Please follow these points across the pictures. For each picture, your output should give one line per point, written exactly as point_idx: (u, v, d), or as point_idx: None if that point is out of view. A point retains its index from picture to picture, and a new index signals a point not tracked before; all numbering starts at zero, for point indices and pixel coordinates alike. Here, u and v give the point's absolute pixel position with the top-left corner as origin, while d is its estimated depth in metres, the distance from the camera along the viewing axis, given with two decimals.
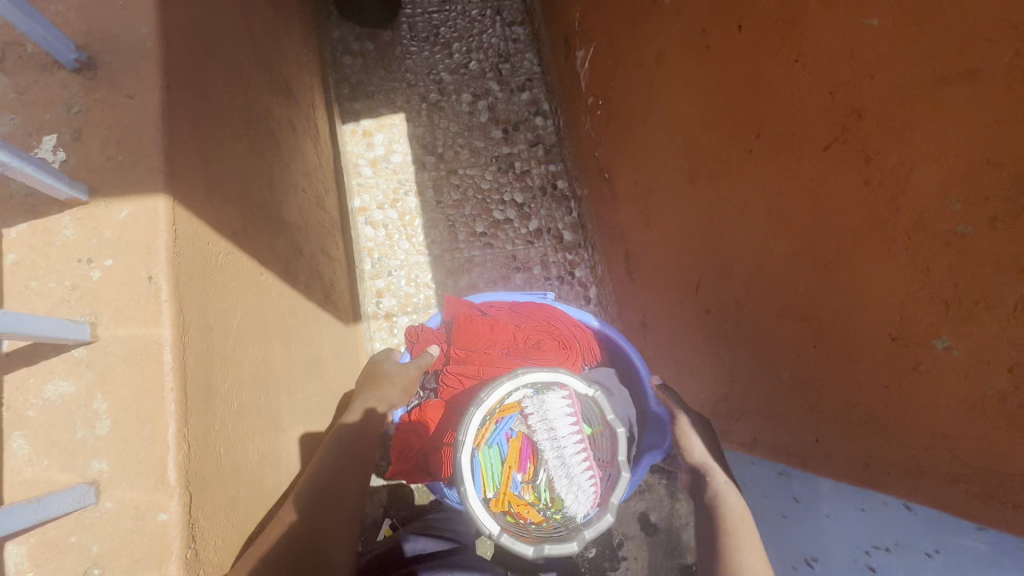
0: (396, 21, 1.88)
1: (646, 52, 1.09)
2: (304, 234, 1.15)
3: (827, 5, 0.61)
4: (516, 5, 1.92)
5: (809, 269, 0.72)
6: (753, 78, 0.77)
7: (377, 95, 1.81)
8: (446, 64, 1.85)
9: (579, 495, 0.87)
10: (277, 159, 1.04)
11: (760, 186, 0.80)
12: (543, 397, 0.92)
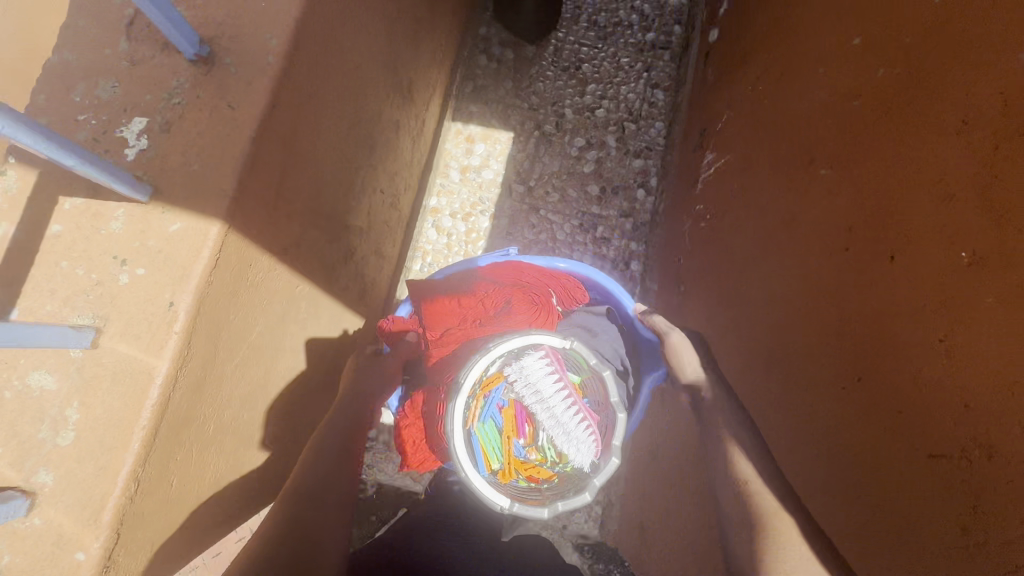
0: (544, 41, 1.82)
1: (772, 201, 1.01)
2: (364, 236, 1.13)
3: (1014, 326, 0.52)
4: (668, 68, 1.81)
5: (866, 534, 0.67)
6: (876, 317, 0.69)
7: (495, 106, 1.77)
8: (574, 101, 1.78)
9: (581, 447, 0.95)
10: (367, 163, 1.02)
11: (841, 422, 0.73)
12: (519, 364, 1.00)
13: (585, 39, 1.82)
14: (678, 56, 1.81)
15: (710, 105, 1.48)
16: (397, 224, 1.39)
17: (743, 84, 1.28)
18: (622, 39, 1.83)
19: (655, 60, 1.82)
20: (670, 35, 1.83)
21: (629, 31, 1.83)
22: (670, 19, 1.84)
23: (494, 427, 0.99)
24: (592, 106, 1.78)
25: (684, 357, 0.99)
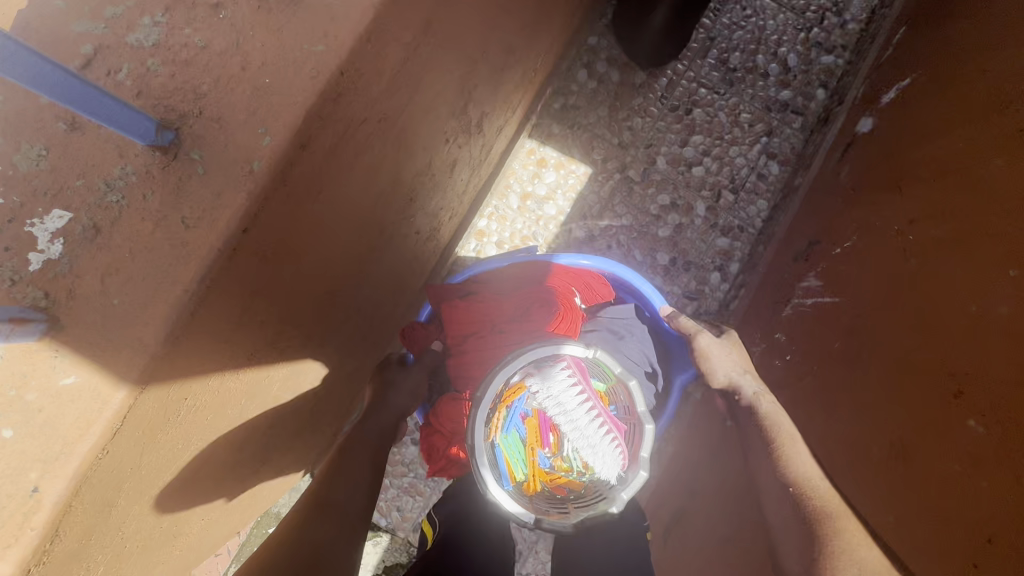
0: (659, 70, 1.55)
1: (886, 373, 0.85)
2: (373, 277, 0.99)
3: None
4: (794, 138, 1.53)
5: None
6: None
7: (581, 132, 1.54)
8: (672, 149, 1.54)
9: (606, 462, 0.93)
10: (389, 203, 0.86)
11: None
12: (542, 373, 0.98)
13: (706, 79, 1.55)
14: (811, 128, 1.52)
15: (828, 214, 1.23)
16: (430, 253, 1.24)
17: (878, 214, 1.04)
18: (750, 91, 1.55)
19: (781, 125, 1.53)
20: (809, 100, 1.54)
21: (762, 83, 1.55)
22: (815, 80, 1.54)
23: (520, 438, 0.99)
24: (690, 161, 1.53)
25: (729, 358, 1.03)
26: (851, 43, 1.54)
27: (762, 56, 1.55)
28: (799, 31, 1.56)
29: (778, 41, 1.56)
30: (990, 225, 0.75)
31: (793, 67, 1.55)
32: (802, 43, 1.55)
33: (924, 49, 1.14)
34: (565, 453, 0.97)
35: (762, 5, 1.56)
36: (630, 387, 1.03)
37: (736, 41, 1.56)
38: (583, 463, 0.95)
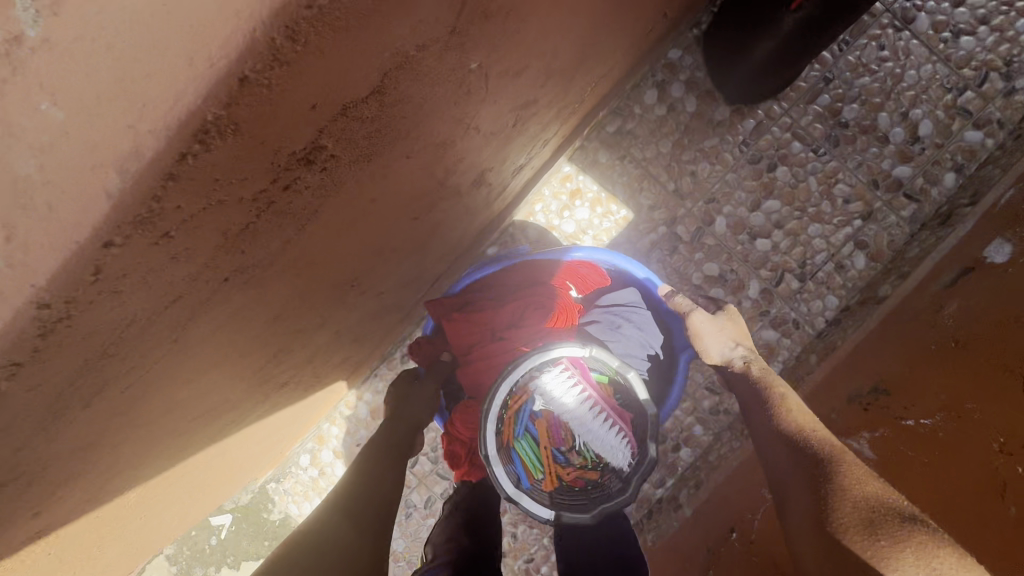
0: (748, 109, 1.24)
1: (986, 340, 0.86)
2: (292, 323, 0.82)
3: None
4: (898, 230, 1.22)
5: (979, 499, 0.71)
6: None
7: (632, 167, 1.27)
8: (737, 210, 1.25)
9: (616, 449, 0.98)
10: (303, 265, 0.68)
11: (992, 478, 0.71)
12: (547, 377, 1.01)
13: (805, 131, 1.24)
14: (921, 221, 1.21)
15: (909, 356, 0.97)
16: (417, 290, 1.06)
17: (978, 399, 0.78)
18: (857, 156, 1.23)
19: (883, 209, 1.23)
20: (930, 185, 1.21)
21: (876, 150, 1.22)
22: (947, 160, 1.20)
23: (533, 440, 1.04)
24: (755, 231, 1.25)
25: (724, 333, 1.02)
26: (1010, 122, 1.18)
27: (885, 113, 1.22)
28: (946, 91, 1.20)
29: (913, 99, 1.21)
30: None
31: (924, 137, 1.21)
32: (944, 108, 1.20)
33: None
34: (579, 446, 1.02)
35: (907, 46, 1.21)
36: (630, 379, 0.97)
37: (857, 90, 1.22)
38: (596, 453, 1.01)
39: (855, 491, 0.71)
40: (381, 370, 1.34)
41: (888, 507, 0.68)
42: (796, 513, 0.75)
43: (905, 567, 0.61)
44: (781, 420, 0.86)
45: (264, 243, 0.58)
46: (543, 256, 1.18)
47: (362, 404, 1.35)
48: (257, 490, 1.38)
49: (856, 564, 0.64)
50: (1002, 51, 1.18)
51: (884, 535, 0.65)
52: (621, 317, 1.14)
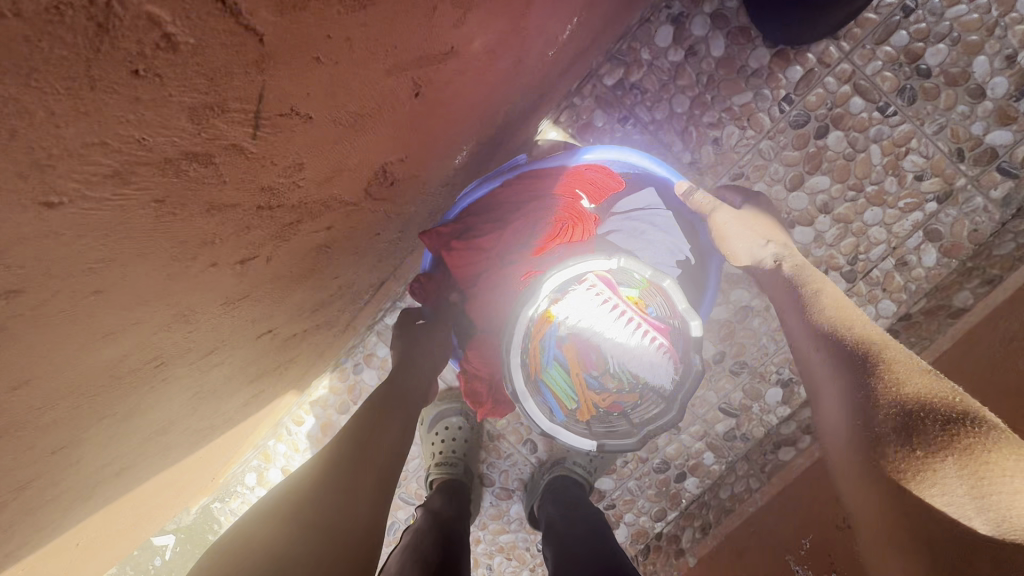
0: (796, 52, 0.93)
1: None
2: (192, 411, 0.58)
3: None
4: (983, 217, 0.93)
5: None
6: None
7: (636, 131, 0.98)
8: (772, 189, 0.97)
9: (658, 364, 0.73)
10: (153, 372, 0.42)
11: None
12: (570, 297, 0.72)
13: (871, 82, 0.92)
14: (1018, 205, 0.92)
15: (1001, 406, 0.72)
16: (349, 302, 0.82)
17: None
18: (939, 117, 0.92)
19: (967, 188, 0.93)
20: None
21: (965, 108, 0.91)
22: None
23: (561, 363, 0.78)
24: (794, 217, 0.97)
25: (749, 230, 0.81)
26: None
27: (984, 56, 0.90)
28: None
29: None
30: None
31: None
32: None
33: None
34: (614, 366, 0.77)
35: None
36: (669, 288, 0.69)
37: (948, 25, 0.90)
38: (634, 373, 0.75)
39: (894, 391, 0.48)
40: (330, 382, 1.12)
41: (938, 404, 0.46)
42: (833, 428, 0.54)
43: (945, 479, 0.40)
44: (819, 320, 0.62)
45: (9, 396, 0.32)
46: (541, 166, 0.81)
47: (310, 419, 1.14)
48: (199, 511, 1.21)
49: (885, 488, 0.44)
50: None
51: (916, 438, 0.43)
52: (646, 221, 0.87)
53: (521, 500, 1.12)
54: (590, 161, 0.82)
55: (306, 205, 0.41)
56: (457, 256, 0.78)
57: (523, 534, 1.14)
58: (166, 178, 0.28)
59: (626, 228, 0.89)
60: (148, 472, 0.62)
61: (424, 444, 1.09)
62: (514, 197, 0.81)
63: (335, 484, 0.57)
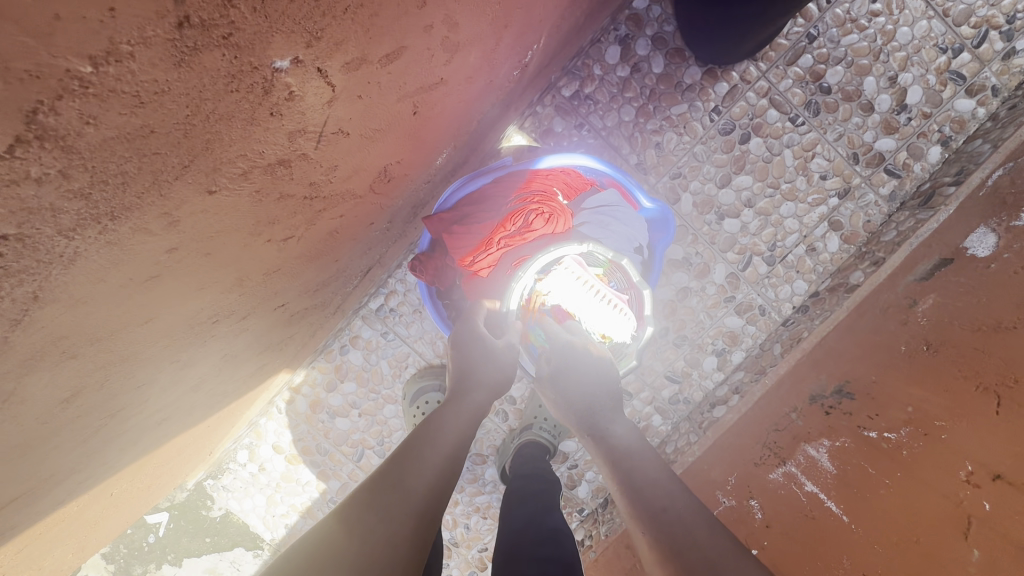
0: (722, 71, 1.10)
1: (997, 290, 0.78)
2: (217, 373, 0.69)
3: None
4: (872, 210, 1.13)
5: (953, 480, 0.68)
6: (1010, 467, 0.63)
7: (590, 136, 1.12)
8: (706, 186, 1.14)
9: (618, 328, 0.84)
10: (211, 333, 0.53)
11: (962, 452, 0.69)
12: (550, 277, 0.86)
13: (783, 97, 1.10)
14: (901, 199, 1.12)
15: (874, 357, 0.89)
16: (342, 285, 0.93)
17: (947, 417, 0.73)
18: (838, 127, 1.11)
19: (861, 186, 1.13)
20: (914, 159, 1.11)
21: (858, 120, 1.11)
22: (934, 132, 1.10)
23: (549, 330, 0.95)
24: (724, 210, 1.14)
25: (569, 391, 0.75)
26: (1007, 87, 1.07)
27: (872, 77, 1.09)
28: (940, 52, 1.07)
29: (904, 61, 1.08)
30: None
31: (911, 105, 1.10)
32: (935, 72, 1.08)
33: None
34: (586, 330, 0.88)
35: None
36: (624, 266, 0.85)
37: (843, 50, 1.08)
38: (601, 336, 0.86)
39: None
40: (318, 363, 1.22)
41: None
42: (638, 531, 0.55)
43: None
44: (637, 462, 0.62)
45: (147, 354, 0.44)
46: (527, 165, 0.82)
47: (299, 398, 1.24)
48: (193, 488, 1.29)
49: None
50: (1006, 4, 1.04)
51: (661, 494, 0.57)
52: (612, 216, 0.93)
53: (495, 464, 1.26)
54: (564, 164, 0.84)
55: (328, 199, 0.51)
56: (458, 243, 0.85)
57: (496, 495, 1.27)
58: (268, 176, 0.39)
59: (592, 221, 0.94)
60: (177, 427, 0.72)
61: (407, 415, 1.18)
62: (506, 189, 0.85)
63: (417, 470, 0.61)
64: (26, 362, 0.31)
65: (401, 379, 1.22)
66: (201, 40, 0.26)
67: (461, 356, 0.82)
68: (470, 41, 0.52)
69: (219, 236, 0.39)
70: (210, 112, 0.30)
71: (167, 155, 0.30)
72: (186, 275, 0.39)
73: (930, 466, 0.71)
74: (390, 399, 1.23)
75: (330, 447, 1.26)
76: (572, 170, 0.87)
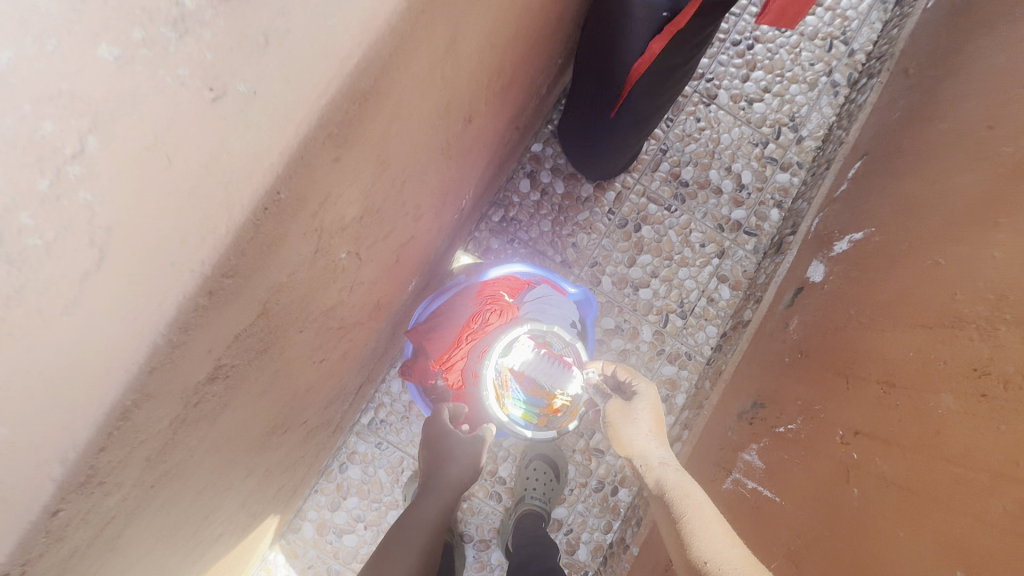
0: (608, 183, 1.46)
1: (843, 304, 1.06)
2: (256, 490, 0.82)
3: (900, 451, 0.77)
4: (745, 262, 1.46)
5: (833, 441, 0.89)
6: (866, 424, 0.84)
7: (522, 247, 1.42)
8: (618, 268, 1.44)
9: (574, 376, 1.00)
10: (267, 444, 0.70)
11: (838, 420, 0.91)
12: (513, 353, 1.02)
13: (657, 193, 1.47)
14: (763, 250, 1.46)
15: (772, 371, 1.15)
16: (342, 403, 1.10)
17: (823, 401, 0.96)
18: (702, 208, 1.48)
19: (732, 246, 1.47)
20: (762, 220, 1.48)
21: (715, 200, 1.48)
22: (770, 199, 1.49)
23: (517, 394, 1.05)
24: (637, 283, 1.44)
25: (639, 425, 0.87)
26: (806, 161, 1.50)
27: (714, 170, 1.49)
28: (754, 146, 1.50)
29: (732, 156, 1.49)
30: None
31: (748, 184, 1.49)
32: (756, 159, 1.50)
33: (884, 209, 1.10)
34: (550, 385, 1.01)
35: (716, 117, 1.50)
36: (558, 331, 1.00)
37: (688, 156, 1.48)
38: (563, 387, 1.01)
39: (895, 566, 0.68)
40: (321, 485, 1.33)
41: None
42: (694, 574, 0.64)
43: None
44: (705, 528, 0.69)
45: (238, 459, 0.61)
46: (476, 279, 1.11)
47: (306, 524, 1.32)
48: None
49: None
50: (786, 110, 1.52)
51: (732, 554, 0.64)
52: (545, 299, 1.10)
53: (498, 546, 1.36)
54: (503, 274, 1.13)
55: (347, 326, 0.73)
56: (433, 346, 1.07)
57: None
58: (325, 321, 0.61)
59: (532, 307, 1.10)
60: (220, 550, 0.82)
61: None
62: (463, 299, 1.10)
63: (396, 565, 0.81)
64: (202, 459, 0.49)
65: (400, 483, 1.34)
66: (332, 266, 0.51)
67: (431, 453, 0.98)
68: (428, 209, 0.79)
69: (295, 362, 0.59)
70: (321, 297, 0.53)
71: (299, 324, 0.52)
72: (274, 391, 0.58)
73: (822, 438, 0.92)
74: (392, 505, 1.33)
75: (340, 567, 1.32)
76: (511, 277, 1.14)
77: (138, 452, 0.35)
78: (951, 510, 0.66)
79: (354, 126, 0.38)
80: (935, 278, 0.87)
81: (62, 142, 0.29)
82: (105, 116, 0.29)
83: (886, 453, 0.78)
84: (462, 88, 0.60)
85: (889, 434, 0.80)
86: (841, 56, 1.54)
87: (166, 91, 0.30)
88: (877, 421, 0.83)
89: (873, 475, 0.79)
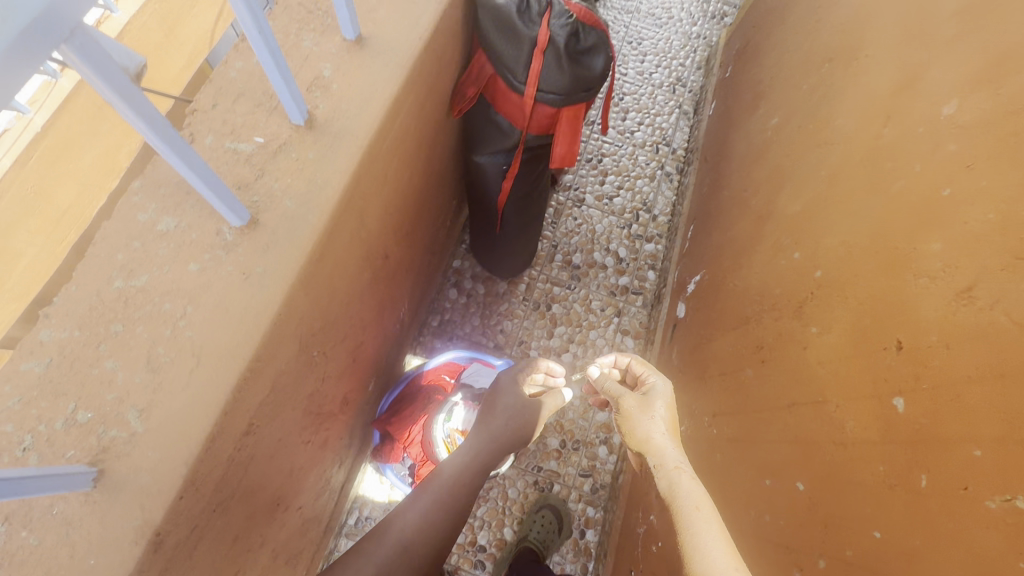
0: (518, 278, 1.84)
1: (698, 327, 1.41)
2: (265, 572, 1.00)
3: (736, 416, 1.07)
4: (638, 316, 1.83)
5: (705, 427, 1.19)
6: (720, 406, 1.15)
7: (460, 342, 1.74)
8: (541, 342, 1.77)
9: None
10: (274, 516, 0.92)
11: (706, 411, 1.21)
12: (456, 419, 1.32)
13: (557, 278, 1.86)
14: (649, 304, 1.85)
15: None
16: (328, 497, 1.30)
17: (696, 401, 1.27)
18: (595, 281, 1.87)
19: (626, 306, 1.85)
20: (643, 282, 1.88)
21: (604, 274, 1.88)
22: (645, 264, 1.91)
23: None
24: (558, 350, 1.77)
25: (656, 422, 0.87)
26: (664, 232, 1.96)
27: (597, 251, 1.91)
28: (622, 229, 1.95)
29: (607, 239, 1.93)
30: (879, 434, 0.69)
31: (625, 257, 1.91)
32: (626, 237, 1.94)
33: (708, 255, 1.52)
34: None
35: (588, 214, 1.96)
36: None
37: (575, 245, 1.91)
38: None
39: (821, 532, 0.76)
40: None
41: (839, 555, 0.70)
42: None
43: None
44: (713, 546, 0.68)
45: (256, 519, 0.84)
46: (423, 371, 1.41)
47: None
48: None
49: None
50: (638, 199, 2.00)
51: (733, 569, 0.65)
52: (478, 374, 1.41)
53: None
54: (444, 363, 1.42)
55: (323, 414, 1.00)
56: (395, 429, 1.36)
57: None
58: (307, 405, 0.89)
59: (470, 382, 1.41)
60: None
61: None
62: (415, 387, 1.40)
63: None
64: (236, 505, 0.74)
65: None
66: (308, 360, 0.81)
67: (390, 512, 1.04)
68: (371, 320, 1.11)
69: (290, 437, 0.86)
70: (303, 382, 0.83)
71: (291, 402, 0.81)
72: (278, 460, 0.84)
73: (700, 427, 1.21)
74: None
75: None
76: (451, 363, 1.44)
77: (213, 475, 0.62)
78: (758, 441, 0.96)
79: (314, 278, 0.71)
80: (734, 295, 1.24)
81: (174, 310, 0.61)
82: (195, 295, 0.62)
83: (730, 420, 1.08)
84: (376, 241, 0.96)
85: (729, 407, 1.10)
86: (667, 155, 2.08)
87: (223, 277, 0.63)
88: (723, 400, 1.14)
89: (726, 439, 1.08)
